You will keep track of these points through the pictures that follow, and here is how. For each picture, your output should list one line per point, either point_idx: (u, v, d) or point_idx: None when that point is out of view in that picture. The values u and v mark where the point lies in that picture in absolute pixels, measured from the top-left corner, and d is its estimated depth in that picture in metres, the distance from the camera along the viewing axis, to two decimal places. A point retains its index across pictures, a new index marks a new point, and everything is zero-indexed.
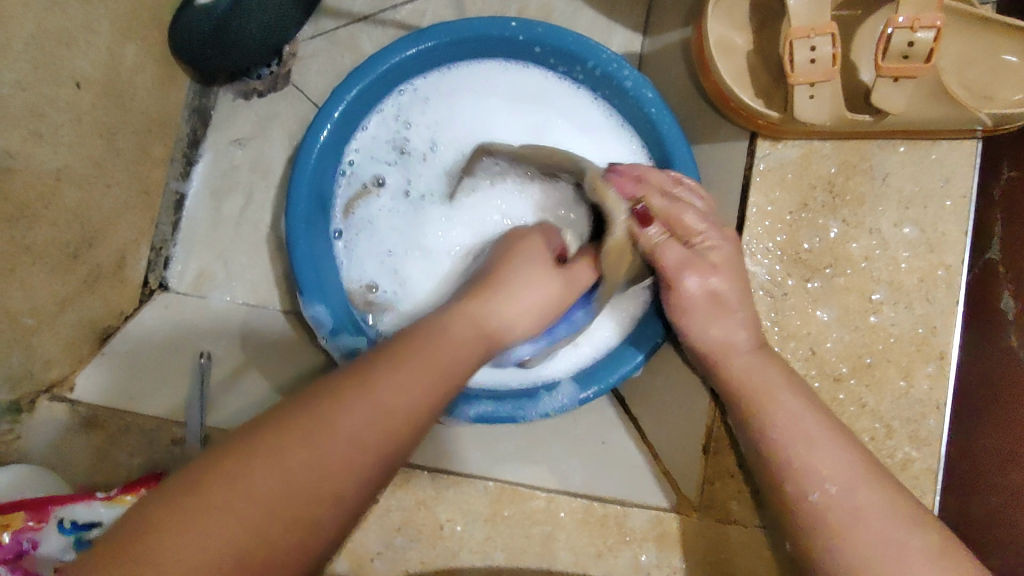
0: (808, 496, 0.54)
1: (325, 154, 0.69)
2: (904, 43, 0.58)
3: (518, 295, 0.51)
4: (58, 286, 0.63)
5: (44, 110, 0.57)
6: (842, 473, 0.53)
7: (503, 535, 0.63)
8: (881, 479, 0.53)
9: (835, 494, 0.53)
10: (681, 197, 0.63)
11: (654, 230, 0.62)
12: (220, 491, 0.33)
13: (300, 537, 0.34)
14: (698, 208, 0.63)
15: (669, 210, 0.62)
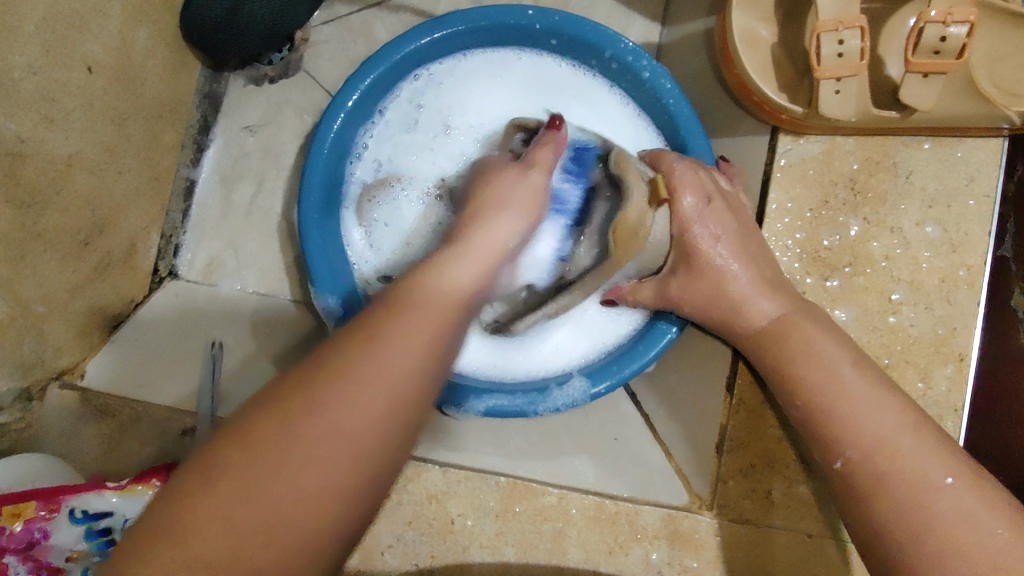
0: (831, 465, 0.52)
1: (337, 144, 0.68)
2: (936, 38, 0.57)
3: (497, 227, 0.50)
4: (69, 273, 0.62)
5: (56, 95, 0.56)
6: (868, 444, 0.50)
7: (514, 531, 0.62)
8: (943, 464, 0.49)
9: (858, 460, 0.50)
10: (676, 176, 0.59)
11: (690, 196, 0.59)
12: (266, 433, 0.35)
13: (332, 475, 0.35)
14: (696, 185, 0.59)
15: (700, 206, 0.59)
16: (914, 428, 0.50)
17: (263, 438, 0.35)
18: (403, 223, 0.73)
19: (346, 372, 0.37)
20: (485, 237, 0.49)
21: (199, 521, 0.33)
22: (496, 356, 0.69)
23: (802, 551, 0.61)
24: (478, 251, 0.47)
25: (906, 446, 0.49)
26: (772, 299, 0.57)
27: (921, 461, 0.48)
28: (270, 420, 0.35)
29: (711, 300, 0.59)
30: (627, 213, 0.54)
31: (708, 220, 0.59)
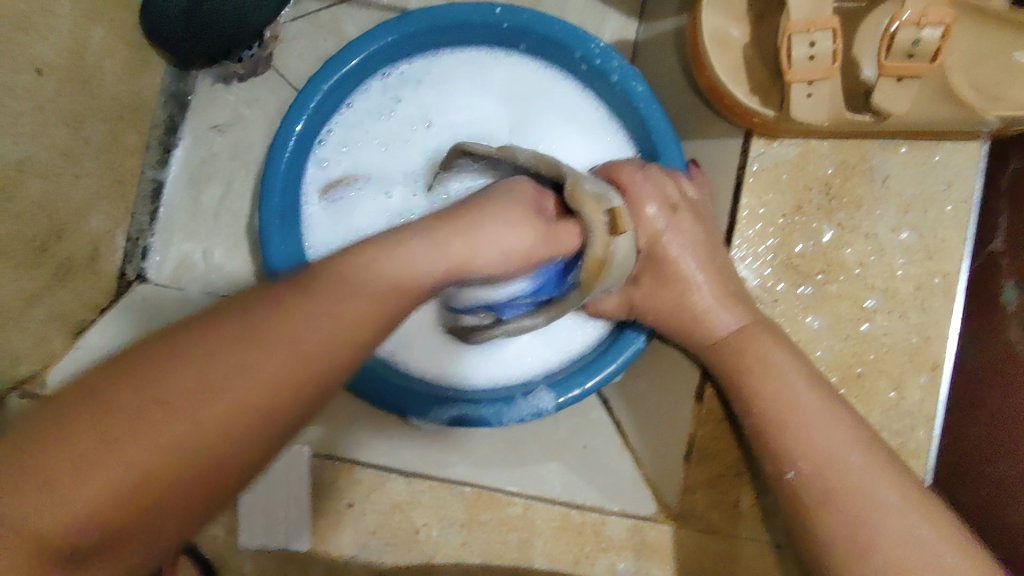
0: (783, 476, 0.51)
1: (299, 147, 0.67)
2: (909, 41, 0.54)
3: (482, 239, 0.43)
4: (24, 282, 0.61)
5: (2, 99, 0.55)
6: (819, 458, 0.49)
7: (479, 541, 0.62)
8: (908, 482, 0.48)
9: (808, 475, 0.49)
10: (641, 183, 0.59)
11: (655, 210, 0.58)
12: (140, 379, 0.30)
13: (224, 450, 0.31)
14: (665, 192, 0.59)
15: (669, 224, 0.58)
16: (867, 444, 0.50)
17: (215, 346, 0.31)
18: (363, 224, 0.71)
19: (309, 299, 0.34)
20: (466, 245, 0.41)
21: (116, 424, 0.29)
22: (455, 361, 0.68)
23: (767, 563, 0.60)
24: (451, 257, 0.40)
25: (855, 463, 0.49)
26: (737, 312, 0.56)
27: (874, 480, 0.48)
28: (217, 332, 0.32)
29: (676, 311, 0.57)
30: (594, 251, 0.49)
31: (679, 230, 0.58)
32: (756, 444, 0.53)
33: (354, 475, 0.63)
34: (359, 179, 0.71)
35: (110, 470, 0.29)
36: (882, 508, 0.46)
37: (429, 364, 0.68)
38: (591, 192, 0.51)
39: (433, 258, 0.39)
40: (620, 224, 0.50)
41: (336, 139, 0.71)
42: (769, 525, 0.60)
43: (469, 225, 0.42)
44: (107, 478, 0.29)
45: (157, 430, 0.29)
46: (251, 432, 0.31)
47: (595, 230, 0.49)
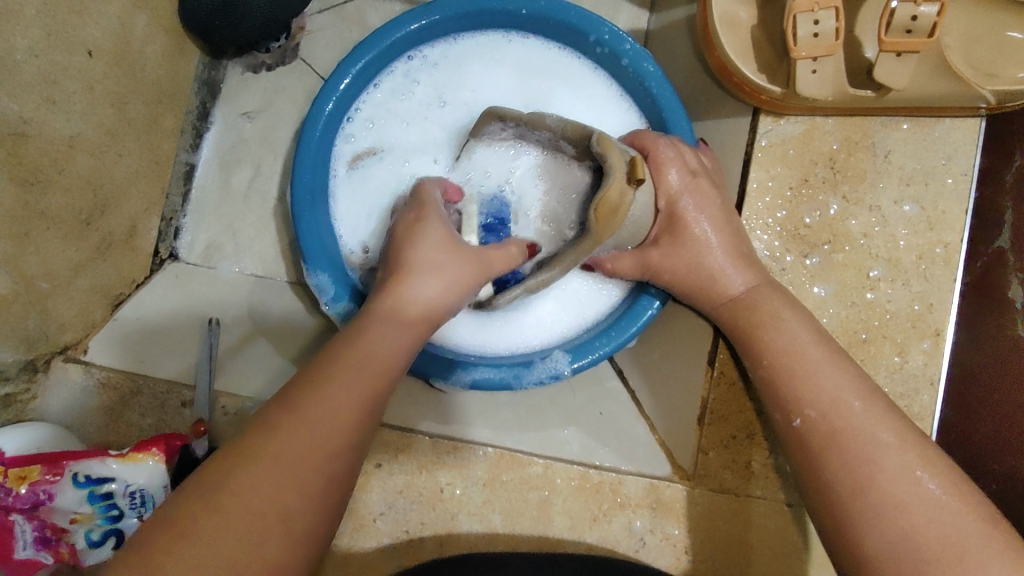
0: (791, 421, 0.54)
1: (329, 126, 0.70)
2: (908, 17, 0.57)
3: (415, 281, 0.51)
4: (71, 251, 0.64)
5: (56, 77, 0.59)
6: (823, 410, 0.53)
7: (501, 499, 0.65)
8: (906, 428, 0.51)
9: (815, 418, 0.52)
10: (658, 153, 0.62)
11: (675, 175, 0.61)
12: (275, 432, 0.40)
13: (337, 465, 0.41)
14: (680, 161, 0.62)
15: (685, 188, 0.61)
16: (868, 393, 0.53)
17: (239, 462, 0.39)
18: (386, 199, 0.74)
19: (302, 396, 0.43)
20: (410, 296, 0.50)
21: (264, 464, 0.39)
22: (472, 331, 0.71)
23: (778, 520, 0.63)
24: (403, 314, 0.49)
25: (858, 410, 0.51)
26: (747, 274, 0.60)
27: (873, 425, 0.51)
28: (239, 450, 0.39)
29: (691, 274, 0.61)
30: (609, 192, 0.53)
31: (695, 193, 0.61)
32: (767, 395, 0.56)
33: (381, 437, 0.66)
34: (384, 157, 0.74)
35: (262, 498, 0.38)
36: (882, 447, 0.49)
37: (447, 333, 0.70)
38: (616, 145, 0.56)
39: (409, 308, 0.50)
40: (638, 171, 0.54)
41: (364, 120, 0.75)
42: (783, 481, 0.63)
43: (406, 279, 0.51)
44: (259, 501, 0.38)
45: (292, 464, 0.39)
46: (307, 493, 0.39)
47: (614, 173, 0.53)
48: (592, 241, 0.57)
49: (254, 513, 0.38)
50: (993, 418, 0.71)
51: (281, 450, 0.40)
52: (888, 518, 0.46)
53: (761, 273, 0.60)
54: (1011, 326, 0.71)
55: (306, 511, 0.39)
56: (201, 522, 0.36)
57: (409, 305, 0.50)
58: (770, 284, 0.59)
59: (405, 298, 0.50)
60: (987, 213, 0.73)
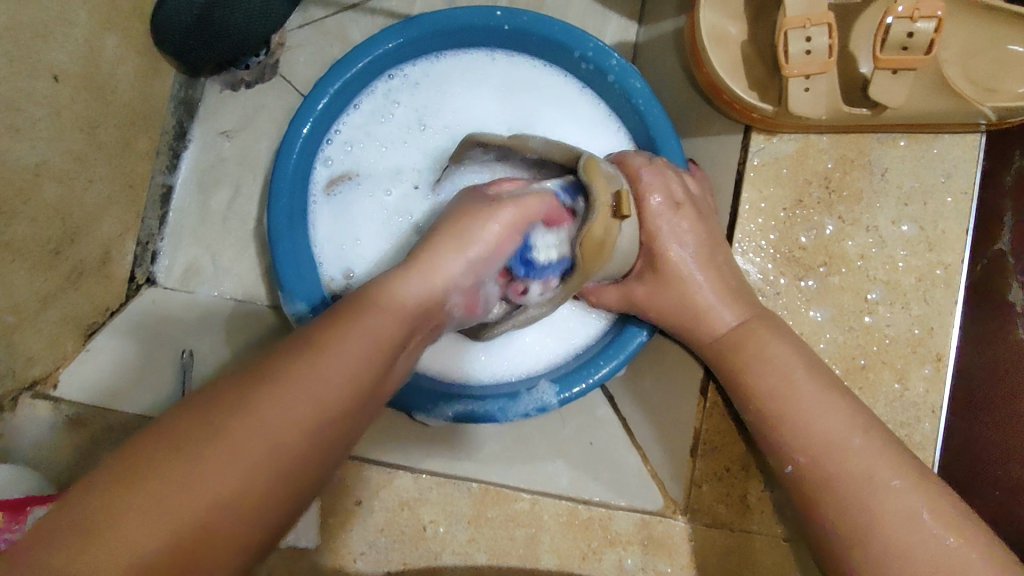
0: (784, 469, 0.52)
1: (306, 151, 0.68)
2: (904, 33, 0.56)
3: (462, 249, 0.43)
4: (39, 283, 0.62)
5: (20, 104, 0.56)
6: (822, 446, 0.50)
7: (486, 537, 0.62)
8: (910, 467, 0.49)
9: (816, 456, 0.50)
10: (640, 179, 0.59)
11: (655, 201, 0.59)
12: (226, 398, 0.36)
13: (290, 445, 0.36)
14: (664, 188, 0.59)
15: (669, 220, 0.59)
16: (867, 428, 0.50)
17: (148, 476, 0.33)
18: (367, 225, 0.72)
19: (223, 411, 0.35)
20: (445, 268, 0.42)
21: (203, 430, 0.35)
22: (449, 353, 0.68)
23: (776, 556, 0.60)
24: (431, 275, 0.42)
25: (857, 448, 0.49)
26: (737, 308, 0.57)
27: (874, 462, 0.49)
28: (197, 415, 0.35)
29: (681, 304, 0.59)
30: (593, 228, 0.50)
31: (681, 222, 0.59)
32: (762, 430, 0.54)
33: (362, 472, 0.63)
34: (364, 179, 0.72)
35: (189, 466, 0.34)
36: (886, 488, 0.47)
37: (427, 350, 0.68)
38: (602, 173, 0.53)
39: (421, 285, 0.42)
40: (623, 207, 0.53)
41: (343, 142, 0.72)
42: (778, 515, 0.60)
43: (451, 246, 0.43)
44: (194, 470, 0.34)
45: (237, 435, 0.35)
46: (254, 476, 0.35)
47: (597, 207, 0.50)
48: (580, 277, 0.53)
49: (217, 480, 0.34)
50: (1002, 441, 0.68)
51: (249, 423, 0.35)
52: (894, 568, 0.45)
53: (754, 298, 0.58)
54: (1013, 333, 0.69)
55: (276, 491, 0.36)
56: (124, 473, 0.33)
57: (441, 278, 0.42)
58: (765, 312, 0.57)
59: (453, 258, 0.43)
60: (989, 230, 0.70)
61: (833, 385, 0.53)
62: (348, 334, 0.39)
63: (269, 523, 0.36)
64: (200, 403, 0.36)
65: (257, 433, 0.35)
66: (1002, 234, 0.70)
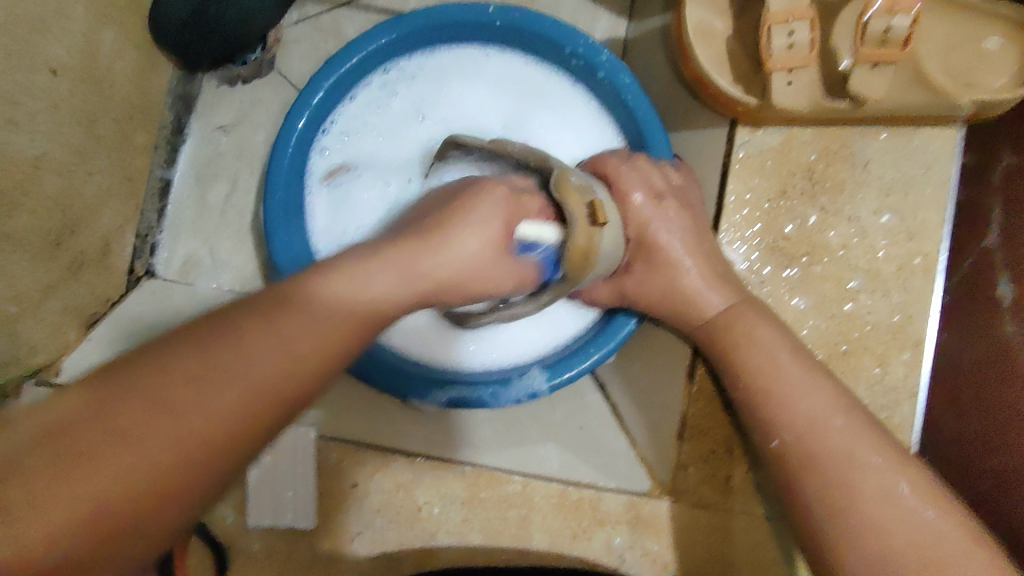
0: (768, 442, 0.54)
1: (301, 143, 0.69)
2: (882, 29, 0.57)
3: (463, 235, 0.46)
4: (40, 273, 0.63)
5: (20, 98, 0.57)
6: (799, 426, 0.53)
7: (479, 518, 0.65)
8: (883, 447, 0.51)
9: (792, 440, 0.52)
10: (623, 179, 0.62)
11: (638, 198, 0.61)
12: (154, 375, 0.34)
13: (225, 431, 0.35)
14: (646, 184, 0.62)
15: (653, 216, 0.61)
16: (843, 410, 0.53)
17: (61, 458, 0.32)
18: (363, 217, 0.73)
19: (154, 391, 0.34)
20: (430, 264, 0.43)
21: (123, 414, 0.33)
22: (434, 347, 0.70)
23: (758, 534, 0.62)
24: (413, 272, 0.43)
25: (832, 430, 0.51)
26: (725, 293, 0.59)
27: (850, 442, 0.51)
28: (110, 395, 0.33)
29: (666, 293, 0.60)
30: (575, 238, 0.52)
31: (665, 217, 0.61)
32: (743, 414, 0.56)
33: (358, 456, 0.65)
34: (359, 172, 0.74)
35: (108, 458, 0.32)
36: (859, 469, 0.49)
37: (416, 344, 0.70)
38: (575, 186, 0.54)
39: (388, 278, 0.42)
40: (599, 215, 0.53)
41: (340, 135, 0.74)
42: (762, 497, 0.62)
43: (436, 241, 0.44)
44: (114, 459, 0.32)
45: (168, 420, 0.34)
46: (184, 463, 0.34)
47: (575, 214, 0.52)
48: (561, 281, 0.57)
49: (138, 462, 0.33)
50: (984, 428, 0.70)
51: (177, 406, 0.34)
52: (867, 541, 0.47)
53: (737, 286, 0.60)
54: (997, 327, 0.71)
55: (202, 471, 0.35)
56: (42, 463, 0.31)
57: (426, 272, 0.43)
58: (748, 299, 0.59)
59: (435, 249, 0.44)
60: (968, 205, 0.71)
61: (812, 370, 0.55)
62: (298, 323, 0.38)
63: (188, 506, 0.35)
64: (124, 375, 0.34)
65: (198, 423, 0.34)
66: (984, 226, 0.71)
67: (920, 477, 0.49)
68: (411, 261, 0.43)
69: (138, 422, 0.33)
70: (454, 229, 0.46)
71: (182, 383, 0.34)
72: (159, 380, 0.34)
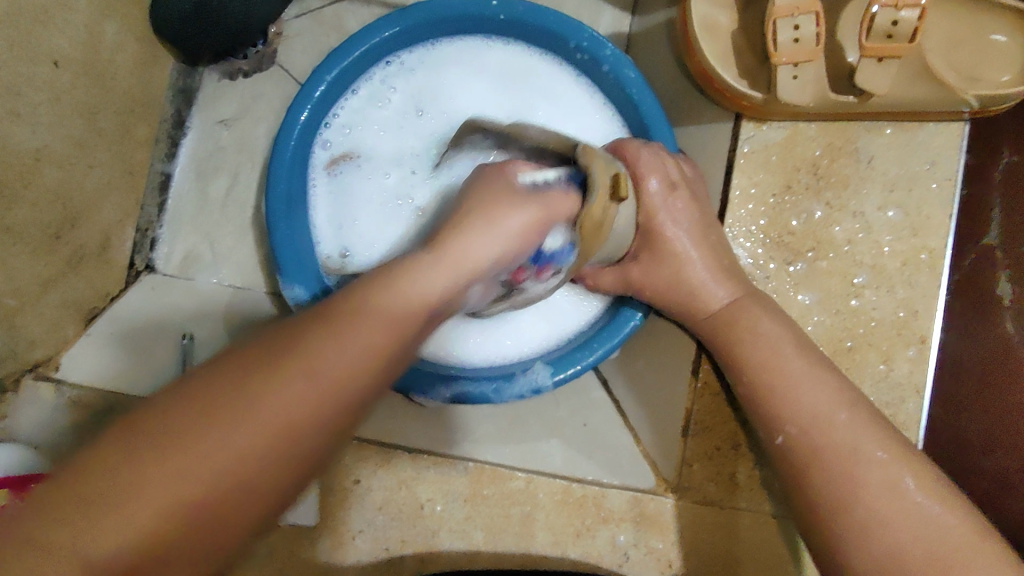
0: (774, 440, 0.54)
1: (304, 135, 0.69)
2: (888, 23, 0.58)
3: (494, 229, 0.41)
4: (40, 266, 0.62)
5: (21, 89, 0.57)
6: (805, 419, 0.52)
7: (482, 515, 0.64)
8: (891, 441, 0.50)
9: (798, 434, 0.52)
10: (640, 161, 0.61)
11: (653, 181, 0.60)
12: (205, 401, 0.32)
13: (273, 468, 0.32)
14: (660, 171, 0.61)
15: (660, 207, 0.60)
16: (850, 405, 0.52)
17: (108, 486, 0.30)
18: (366, 210, 0.73)
19: (204, 419, 0.32)
20: (466, 253, 0.40)
21: (167, 442, 0.31)
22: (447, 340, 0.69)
23: (764, 532, 0.62)
24: (453, 261, 0.39)
25: (839, 423, 0.51)
26: (728, 287, 0.59)
27: (857, 436, 0.50)
28: (157, 426, 0.31)
29: (672, 288, 0.60)
30: (592, 210, 0.49)
31: (672, 208, 0.60)
32: (749, 409, 0.56)
33: (361, 451, 0.65)
34: (362, 165, 0.73)
35: (157, 492, 0.30)
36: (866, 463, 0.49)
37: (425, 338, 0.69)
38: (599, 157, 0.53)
39: (438, 282, 0.38)
40: (620, 189, 0.52)
41: (343, 128, 0.73)
42: (768, 493, 0.61)
43: (473, 235, 0.41)
44: (155, 493, 0.30)
45: (216, 451, 0.31)
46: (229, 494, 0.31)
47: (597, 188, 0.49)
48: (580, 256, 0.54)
49: (182, 495, 0.31)
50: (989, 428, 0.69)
51: (226, 438, 0.31)
52: (876, 535, 0.47)
53: (742, 281, 0.60)
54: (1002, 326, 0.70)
55: (249, 506, 0.32)
56: (91, 492, 0.30)
57: (466, 266, 0.39)
58: (753, 293, 0.59)
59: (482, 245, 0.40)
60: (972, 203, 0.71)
61: (819, 364, 0.55)
62: (356, 342, 0.35)
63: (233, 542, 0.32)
64: (175, 401, 0.32)
65: (246, 454, 0.32)
66: (987, 223, 0.71)
67: (928, 472, 0.49)
68: (451, 258, 0.39)
69: (186, 454, 0.31)
70: (481, 222, 0.41)
71: (234, 411, 0.32)
72: (205, 412, 0.32)
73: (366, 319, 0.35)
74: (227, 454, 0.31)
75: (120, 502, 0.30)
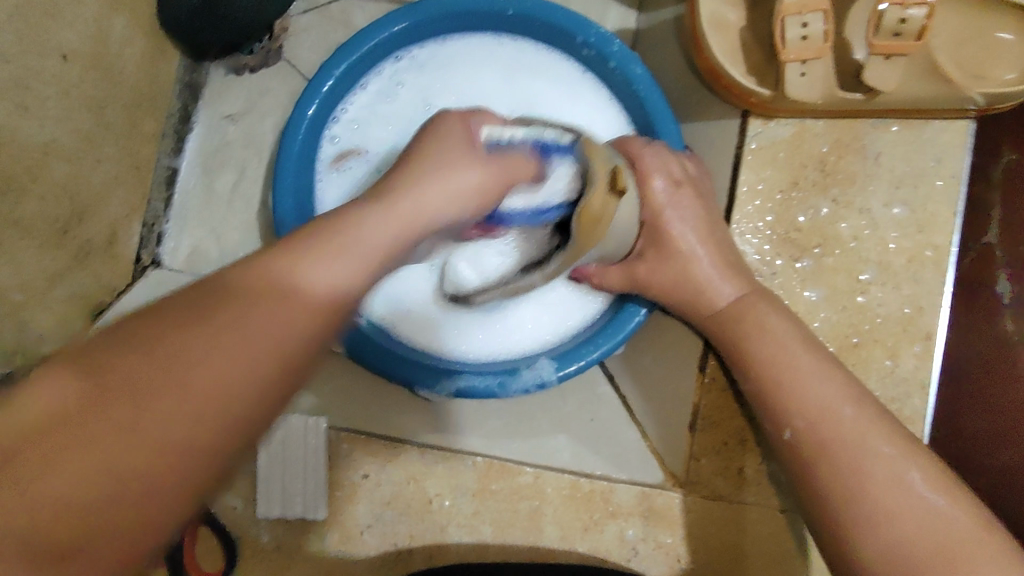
0: (781, 436, 0.54)
1: (312, 129, 0.69)
2: (897, 20, 0.57)
3: (449, 183, 0.44)
4: (48, 260, 0.62)
5: (31, 82, 0.57)
6: (813, 413, 0.53)
7: (490, 509, 0.64)
8: (898, 435, 0.51)
9: (806, 428, 0.52)
10: (645, 163, 0.61)
11: (658, 183, 0.60)
12: (155, 338, 0.31)
13: (243, 396, 0.31)
14: (665, 170, 0.61)
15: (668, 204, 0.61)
16: (857, 400, 0.53)
17: (47, 444, 0.28)
18: None
19: (156, 356, 0.30)
20: (415, 209, 0.41)
21: (116, 387, 0.29)
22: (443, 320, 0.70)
23: (772, 526, 0.62)
24: (401, 213, 0.40)
25: (847, 417, 0.52)
26: (736, 283, 0.59)
27: (865, 430, 0.51)
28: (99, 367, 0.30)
29: (679, 283, 0.60)
30: (589, 203, 0.52)
31: (679, 207, 0.61)
32: (756, 404, 0.56)
33: (369, 447, 0.65)
34: (370, 159, 0.73)
35: (97, 445, 0.28)
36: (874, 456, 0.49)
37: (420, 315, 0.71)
38: (598, 153, 0.55)
39: (383, 230, 0.39)
40: (620, 182, 0.53)
41: (350, 123, 0.73)
42: (775, 487, 0.62)
43: (421, 189, 0.42)
44: (110, 444, 0.28)
45: (174, 389, 0.30)
46: (198, 435, 0.30)
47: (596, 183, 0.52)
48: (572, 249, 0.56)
49: (149, 436, 0.29)
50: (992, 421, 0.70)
51: (191, 375, 0.30)
52: (883, 528, 0.47)
53: (750, 277, 0.60)
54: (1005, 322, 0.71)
55: (209, 445, 0.30)
56: (29, 448, 0.27)
57: (410, 218, 0.40)
58: (760, 289, 0.59)
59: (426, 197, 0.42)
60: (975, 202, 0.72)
61: (827, 359, 0.55)
62: (319, 277, 0.35)
63: (177, 498, 0.30)
64: (116, 343, 0.31)
65: (213, 385, 0.31)
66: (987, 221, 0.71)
67: (934, 466, 0.49)
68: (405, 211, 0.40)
69: (146, 397, 0.29)
70: (436, 175, 0.44)
71: (187, 348, 0.31)
72: (165, 343, 0.31)
73: (328, 255, 0.36)
74: (191, 390, 0.30)
75: (63, 460, 0.27)
